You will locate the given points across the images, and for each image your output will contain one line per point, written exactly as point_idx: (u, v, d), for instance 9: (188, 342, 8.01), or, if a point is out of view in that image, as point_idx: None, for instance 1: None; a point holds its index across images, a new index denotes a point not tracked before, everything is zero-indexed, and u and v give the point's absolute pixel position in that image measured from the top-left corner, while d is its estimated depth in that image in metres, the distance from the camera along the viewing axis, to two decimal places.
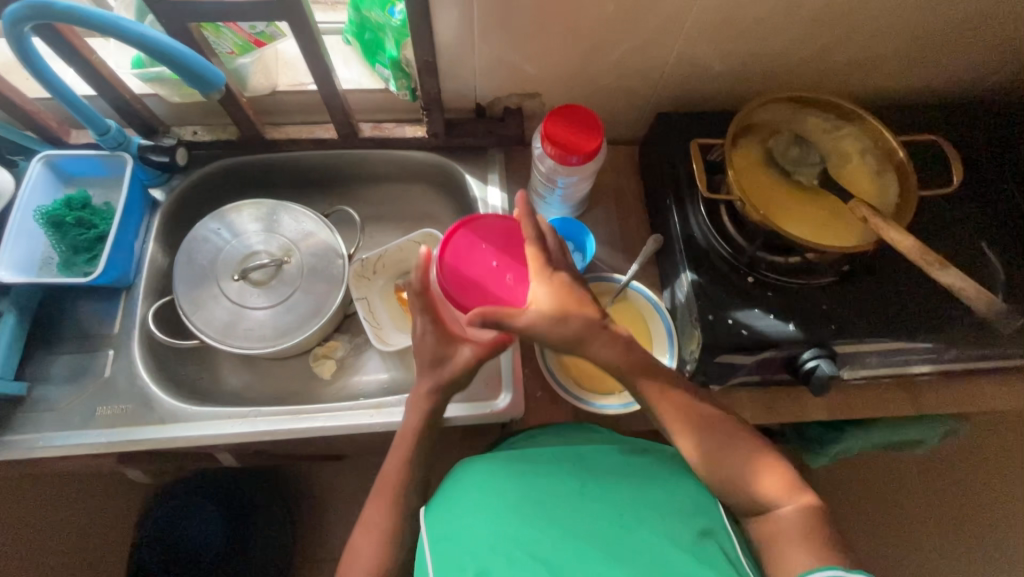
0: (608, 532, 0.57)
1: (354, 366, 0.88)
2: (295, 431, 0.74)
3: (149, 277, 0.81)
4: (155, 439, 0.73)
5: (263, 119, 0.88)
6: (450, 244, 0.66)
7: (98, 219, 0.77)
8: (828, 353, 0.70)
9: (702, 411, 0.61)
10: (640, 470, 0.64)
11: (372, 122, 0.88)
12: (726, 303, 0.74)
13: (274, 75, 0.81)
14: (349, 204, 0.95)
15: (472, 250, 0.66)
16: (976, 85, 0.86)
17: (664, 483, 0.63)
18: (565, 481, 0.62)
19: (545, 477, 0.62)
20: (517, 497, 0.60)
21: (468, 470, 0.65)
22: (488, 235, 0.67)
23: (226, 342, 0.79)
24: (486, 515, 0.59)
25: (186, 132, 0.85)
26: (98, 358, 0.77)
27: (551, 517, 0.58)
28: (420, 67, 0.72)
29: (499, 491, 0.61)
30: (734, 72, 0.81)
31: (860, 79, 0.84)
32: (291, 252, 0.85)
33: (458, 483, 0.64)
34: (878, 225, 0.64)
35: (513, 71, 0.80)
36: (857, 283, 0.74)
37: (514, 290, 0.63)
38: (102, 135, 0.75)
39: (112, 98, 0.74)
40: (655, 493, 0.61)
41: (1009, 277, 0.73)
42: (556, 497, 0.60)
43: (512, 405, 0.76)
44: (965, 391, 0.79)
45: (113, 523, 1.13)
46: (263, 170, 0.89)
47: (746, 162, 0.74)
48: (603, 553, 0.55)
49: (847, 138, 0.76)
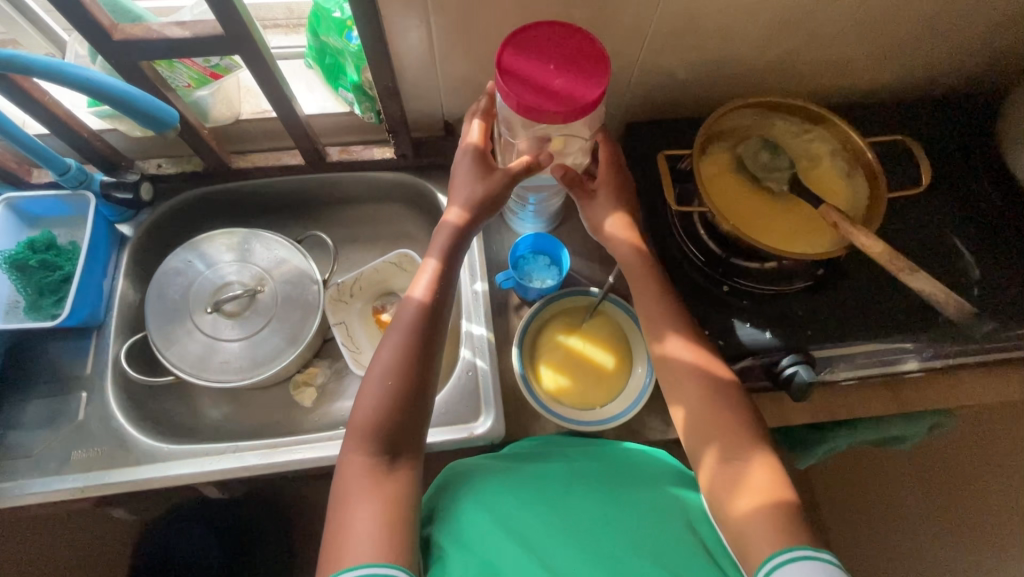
0: (593, 528, 0.59)
1: (335, 392, 0.87)
2: (273, 466, 0.72)
3: (120, 314, 0.80)
4: (133, 481, 0.72)
5: (229, 147, 0.87)
6: (532, 31, 0.61)
7: (63, 259, 0.76)
8: (806, 359, 0.69)
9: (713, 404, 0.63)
10: (624, 468, 0.67)
11: (340, 146, 0.88)
12: (701, 314, 0.73)
13: (236, 104, 0.81)
14: (323, 228, 0.94)
15: (543, 54, 0.60)
16: (943, 80, 0.86)
17: (647, 480, 0.65)
18: (553, 478, 0.64)
19: (536, 475, 0.64)
20: (510, 493, 0.62)
21: (461, 472, 0.67)
22: (546, 49, 0.60)
23: (201, 376, 0.78)
24: (477, 517, 0.60)
25: (150, 166, 0.85)
26: (71, 402, 0.76)
27: (540, 513, 0.60)
28: (380, 92, 0.71)
29: (489, 493, 0.63)
30: (700, 78, 0.81)
31: (827, 79, 0.84)
32: (264, 280, 0.84)
33: (447, 490, 0.65)
34: (848, 231, 0.63)
35: (478, 89, 0.80)
36: (832, 287, 0.74)
37: (588, 87, 0.59)
38: (63, 174, 0.74)
39: (71, 138, 0.73)
40: (640, 492, 0.64)
41: (982, 273, 0.73)
42: (545, 495, 0.63)
43: (492, 428, 0.75)
44: (947, 386, 0.79)
45: (103, 560, 1.12)
46: (232, 199, 0.88)
47: (715, 170, 0.73)
48: (589, 546, 0.57)
49: (816, 141, 0.76)
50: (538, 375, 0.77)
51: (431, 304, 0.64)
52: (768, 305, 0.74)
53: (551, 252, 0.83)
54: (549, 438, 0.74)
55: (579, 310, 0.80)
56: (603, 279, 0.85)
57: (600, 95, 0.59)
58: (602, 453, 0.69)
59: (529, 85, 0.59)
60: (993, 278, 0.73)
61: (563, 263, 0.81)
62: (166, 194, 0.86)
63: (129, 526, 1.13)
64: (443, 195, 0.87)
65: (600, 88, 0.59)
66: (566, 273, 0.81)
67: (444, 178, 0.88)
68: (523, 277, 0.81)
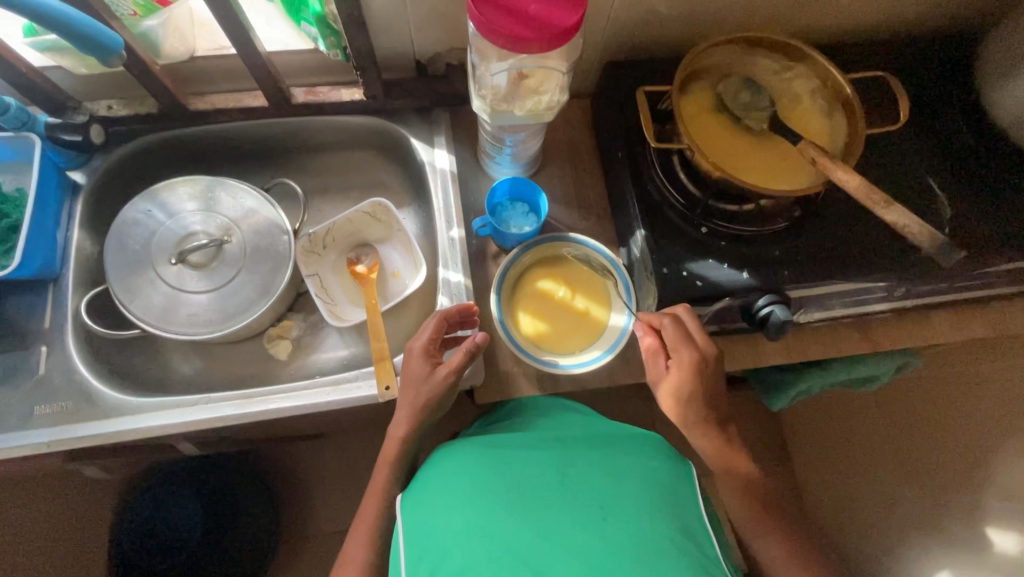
0: (586, 521, 0.52)
1: (312, 346, 0.85)
2: (248, 416, 0.71)
3: (78, 266, 0.77)
4: (102, 435, 0.70)
5: (185, 88, 0.82)
6: None
7: (10, 207, 0.72)
8: (782, 298, 0.68)
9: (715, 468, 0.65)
10: (614, 455, 0.62)
11: (305, 86, 0.83)
12: (680, 256, 0.72)
13: (190, 39, 0.76)
14: (292, 176, 0.90)
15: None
16: (922, 18, 0.85)
17: (643, 469, 0.60)
18: (547, 470, 0.58)
19: (526, 468, 0.58)
20: (496, 486, 0.56)
21: (445, 462, 0.61)
22: None
23: (167, 330, 0.75)
24: (458, 512, 0.54)
25: (100, 107, 0.79)
26: (30, 357, 0.73)
27: (525, 508, 0.53)
28: (345, 22, 0.66)
29: (468, 479, 0.57)
30: (681, 14, 0.78)
31: (809, 17, 0.82)
32: (232, 231, 0.80)
33: (430, 482, 0.59)
34: (825, 165, 0.64)
35: (449, 23, 0.75)
36: (808, 227, 0.74)
37: (563, 15, 0.56)
38: (3, 114, 0.70)
39: (9, 73, 0.67)
40: (633, 478, 0.58)
41: (955, 212, 0.74)
42: (533, 486, 0.56)
43: (472, 373, 0.74)
44: (916, 326, 0.81)
45: (82, 521, 1.11)
46: (193, 144, 0.84)
47: (695, 110, 0.72)
48: (580, 541, 0.50)
49: (797, 79, 0.74)
50: (517, 321, 0.76)
51: (428, 356, 0.67)
52: (746, 246, 0.73)
53: (530, 198, 0.81)
54: (538, 421, 0.69)
55: (561, 257, 0.79)
56: (583, 226, 0.83)
57: (578, 23, 0.56)
58: (595, 442, 0.64)
59: (502, 10, 0.56)
60: (965, 216, 0.73)
61: (542, 209, 0.80)
62: (120, 139, 0.80)
63: (107, 488, 1.12)
64: (416, 140, 0.84)
65: (577, 16, 0.56)
66: (544, 219, 0.79)
67: (418, 123, 0.85)
68: (501, 225, 0.79)
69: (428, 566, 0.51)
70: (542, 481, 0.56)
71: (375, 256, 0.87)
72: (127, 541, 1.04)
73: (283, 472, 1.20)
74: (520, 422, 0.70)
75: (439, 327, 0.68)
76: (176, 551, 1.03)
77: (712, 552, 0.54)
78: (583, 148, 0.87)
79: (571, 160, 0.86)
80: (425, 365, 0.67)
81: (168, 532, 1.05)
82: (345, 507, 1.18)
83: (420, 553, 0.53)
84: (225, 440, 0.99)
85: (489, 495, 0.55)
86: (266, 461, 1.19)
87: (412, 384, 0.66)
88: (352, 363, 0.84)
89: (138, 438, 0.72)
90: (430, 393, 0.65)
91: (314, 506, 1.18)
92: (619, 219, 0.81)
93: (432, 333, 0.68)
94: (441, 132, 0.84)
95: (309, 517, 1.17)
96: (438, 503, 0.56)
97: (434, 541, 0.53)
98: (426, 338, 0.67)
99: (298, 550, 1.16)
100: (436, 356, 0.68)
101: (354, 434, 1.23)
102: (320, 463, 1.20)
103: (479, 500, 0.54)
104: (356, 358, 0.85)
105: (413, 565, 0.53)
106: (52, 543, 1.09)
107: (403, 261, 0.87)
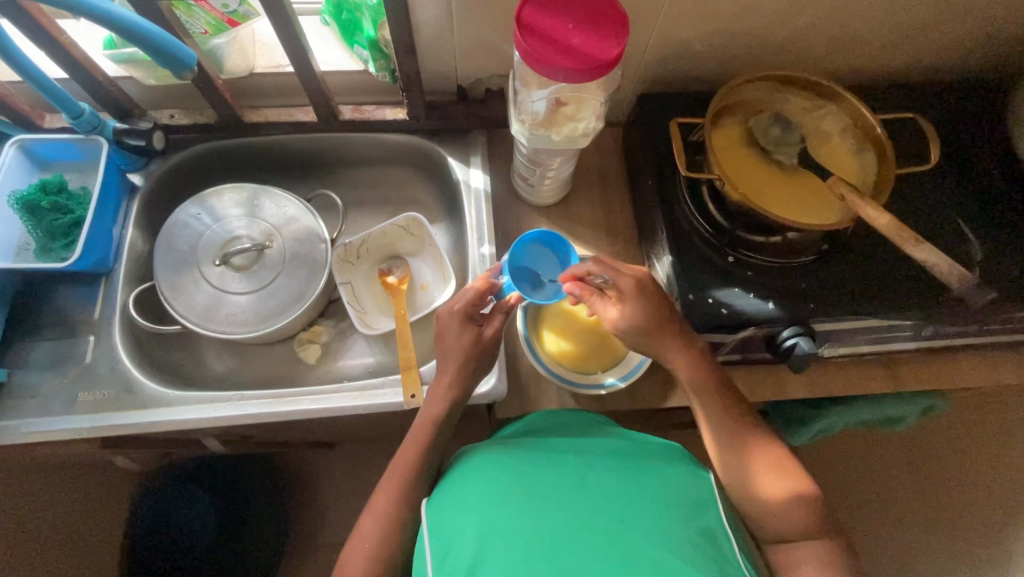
0: (607, 527, 0.53)
1: (339, 351, 0.88)
2: (276, 415, 0.73)
3: (129, 263, 0.81)
4: (141, 424, 0.73)
5: (243, 103, 0.88)
6: None
7: (74, 204, 0.77)
8: (807, 331, 0.69)
9: (775, 512, 0.59)
10: (636, 459, 0.62)
11: (352, 104, 0.88)
12: (706, 283, 0.73)
13: (251, 57, 0.83)
14: (332, 189, 0.94)
15: (563, 11, 0.61)
16: (952, 65, 0.87)
17: (664, 474, 0.60)
18: (569, 470, 0.59)
19: (546, 469, 0.58)
20: (513, 488, 0.56)
21: (468, 465, 0.62)
22: (565, 13, 0.61)
23: (206, 327, 0.79)
24: (477, 514, 0.54)
25: (163, 115, 0.84)
26: (78, 345, 0.77)
27: (546, 508, 0.54)
28: (397, 46, 0.71)
29: (491, 481, 0.57)
30: (715, 53, 0.81)
31: (840, 59, 0.84)
32: (273, 237, 0.84)
33: (453, 482, 0.60)
34: (855, 203, 0.65)
35: (491, 51, 0.80)
36: (836, 261, 0.74)
37: (604, 46, 0.59)
38: (76, 118, 0.75)
39: (86, 81, 0.73)
40: (655, 485, 0.58)
41: (986, 256, 0.74)
42: (554, 487, 0.56)
43: (494, 387, 0.75)
44: (945, 367, 0.80)
45: (103, 511, 1.13)
46: (244, 154, 0.89)
47: (726, 141, 0.74)
48: (600, 545, 0.51)
49: (828, 117, 0.76)
50: (542, 339, 0.77)
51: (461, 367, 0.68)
52: (773, 277, 0.73)
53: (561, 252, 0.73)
54: (557, 421, 0.70)
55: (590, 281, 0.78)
56: (611, 249, 0.85)
57: (619, 53, 0.59)
58: (617, 447, 0.63)
59: (548, 42, 0.60)
60: (996, 261, 0.73)
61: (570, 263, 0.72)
62: (178, 146, 0.86)
63: (130, 480, 1.14)
64: (453, 159, 0.87)
65: (619, 46, 0.59)
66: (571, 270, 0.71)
67: (456, 144, 0.89)
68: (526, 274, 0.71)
69: (451, 565, 0.52)
70: (562, 485, 0.56)
71: (406, 268, 0.90)
72: (144, 535, 1.05)
73: (297, 479, 1.21)
74: (539, 425, 0.69)
75: (483, 291, 0.69)
76: (190, 547, 1.05)
77: (730, 552, 0.54)
78: (613, 174, 0.90)
79: (599, 186, 0.89)
80: (466, 328, 0.69)
81: (183, 529, 1.06)
82: (353, 518, 1.18)
83: (441, 552, 0.54)
84: (247, 441, 1.01)
85: (512, 496, 0.55)
86: (282, 467, 1.21)
87: (454, 340, 0.68)
88: (377, 370, 0.86)
89: (170, 430, 0.74)
90: (456, 392, 0.68)
91: (324, 516, 1.19)
92: (647, 245, 0.82)
93: (476, 296, 0.69)
94: (476, 153, 0.88)
95: (320, 526, 1.18)
96: (461, 502, 0.57)
97: (460, 536, 0.53)
98: (466, 301, 0.69)
99: (305, 558, 1.16)
100: (476, 319, 0.70)
101: (368, 446, 1.24)
102: (334, 472, 1.22)
103: (500, 500, 0.55)
104: (382, 366, 0.87)
105: (437, 562, 0.53)
106: (66, 532, 1.10)
107: (432, 275, 0.89)
